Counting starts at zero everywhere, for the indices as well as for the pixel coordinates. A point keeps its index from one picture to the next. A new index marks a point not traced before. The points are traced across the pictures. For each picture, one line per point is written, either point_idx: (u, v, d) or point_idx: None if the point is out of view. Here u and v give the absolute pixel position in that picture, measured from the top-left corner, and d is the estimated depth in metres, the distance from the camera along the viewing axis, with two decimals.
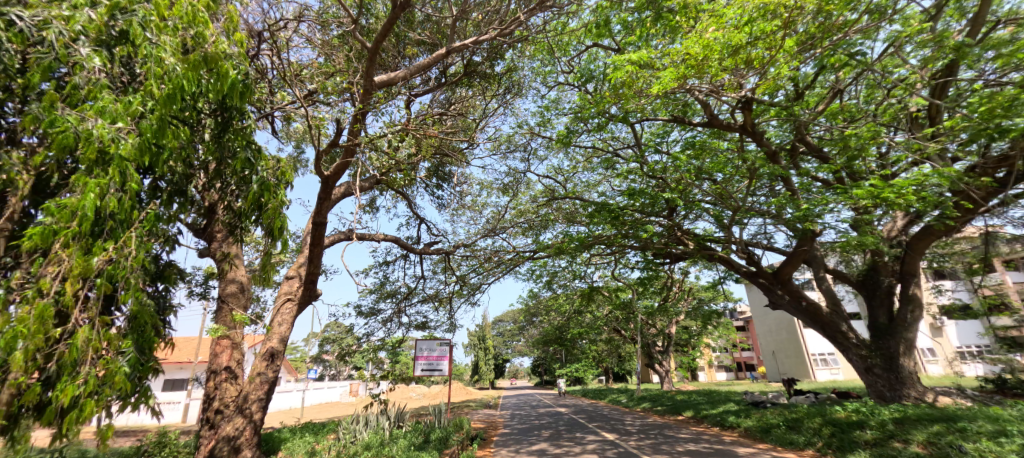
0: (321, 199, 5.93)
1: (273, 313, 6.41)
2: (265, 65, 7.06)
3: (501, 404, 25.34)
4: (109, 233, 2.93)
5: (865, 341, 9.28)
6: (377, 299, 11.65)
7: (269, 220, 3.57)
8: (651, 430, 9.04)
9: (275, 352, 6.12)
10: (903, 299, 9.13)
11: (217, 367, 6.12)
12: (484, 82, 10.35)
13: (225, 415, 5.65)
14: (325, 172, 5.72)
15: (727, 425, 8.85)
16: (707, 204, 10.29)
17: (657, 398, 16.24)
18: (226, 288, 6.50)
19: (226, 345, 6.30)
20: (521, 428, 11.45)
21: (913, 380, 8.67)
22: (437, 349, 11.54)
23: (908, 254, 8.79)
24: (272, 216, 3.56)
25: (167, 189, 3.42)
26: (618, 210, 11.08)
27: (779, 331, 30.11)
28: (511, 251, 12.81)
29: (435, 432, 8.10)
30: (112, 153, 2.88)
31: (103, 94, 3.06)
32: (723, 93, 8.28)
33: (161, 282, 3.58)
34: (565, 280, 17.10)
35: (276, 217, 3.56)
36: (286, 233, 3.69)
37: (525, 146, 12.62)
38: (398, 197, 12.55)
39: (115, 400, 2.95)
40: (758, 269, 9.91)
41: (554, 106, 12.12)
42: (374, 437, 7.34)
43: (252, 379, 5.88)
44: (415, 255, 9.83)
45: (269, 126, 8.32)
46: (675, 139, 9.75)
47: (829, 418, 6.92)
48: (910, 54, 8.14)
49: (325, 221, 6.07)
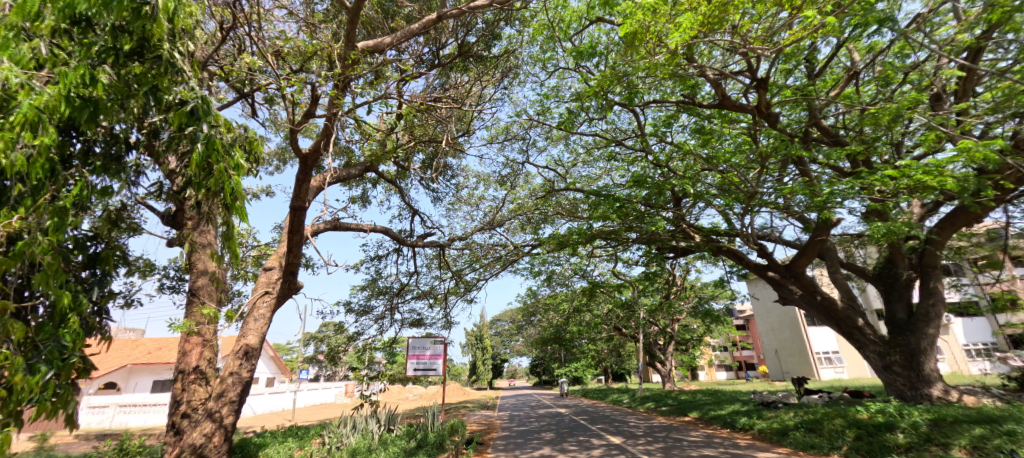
0: (300, 181, 5.40)
1: (250, 307, 5.86)
2: (243, 40, 6.56)
3: (499, 405, 24.81)
4: (21, 203, 2.38)
5: (883, 337, 8.81)
6: (369, 296, 11.13)
7: (217, 186, 2.62)
8: (658, 432, 8.52)
9: (249, 351, 5.58)
10: (924, 292, 8.63)
11: (185, 368, 5.55)
12: (480, 67, 9.85)
13: (192, 419, 5.11)
14: (304, 151, 5.21)
15: (738, 427, 8.35)
16: (714, 194, 9.82)
17: (661, 398, 15.78)
18: (196, 282, 5.93)
19: (196, 343, 5.72)
20: (520, 431, 10.89)
21: (936, 379, 8.19)
22: (431, 348, 10.98)
23: (929, 245, 8.29)
24: (220, 183, 2.66)
25: (103, 156, 2.87)
26: (622, 202, 10.60)
27: (782, 330, 29.67)
28: (510, 247, 12.26)
29: (429, 436, 7.53)
30: (20, 100, 2.30)
31: (10, 31, 2.47)
32: (732, 74, 7.85)
33: (97, 267, 3.03)
34: (565, 277, 16.62)
35: (225, 181, 2.61)
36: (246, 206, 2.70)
37: (523, 137, 12.11)
38: (391, 189, 12.04)
39: (26, 405, 2.38)
40: (769, 262, 9.45)
41: (554, 94, 11.65)
42: (362, 442, 6.78)
43: (223, 380, 5.35)
44: (407, 247, 9.30)
45: (251, 110, 7.81)
46: (683, 125, 9.24)
47: (853, 420, 6.41)
48: (930, 31, 7.70)
49: (306, 206, 5.55)
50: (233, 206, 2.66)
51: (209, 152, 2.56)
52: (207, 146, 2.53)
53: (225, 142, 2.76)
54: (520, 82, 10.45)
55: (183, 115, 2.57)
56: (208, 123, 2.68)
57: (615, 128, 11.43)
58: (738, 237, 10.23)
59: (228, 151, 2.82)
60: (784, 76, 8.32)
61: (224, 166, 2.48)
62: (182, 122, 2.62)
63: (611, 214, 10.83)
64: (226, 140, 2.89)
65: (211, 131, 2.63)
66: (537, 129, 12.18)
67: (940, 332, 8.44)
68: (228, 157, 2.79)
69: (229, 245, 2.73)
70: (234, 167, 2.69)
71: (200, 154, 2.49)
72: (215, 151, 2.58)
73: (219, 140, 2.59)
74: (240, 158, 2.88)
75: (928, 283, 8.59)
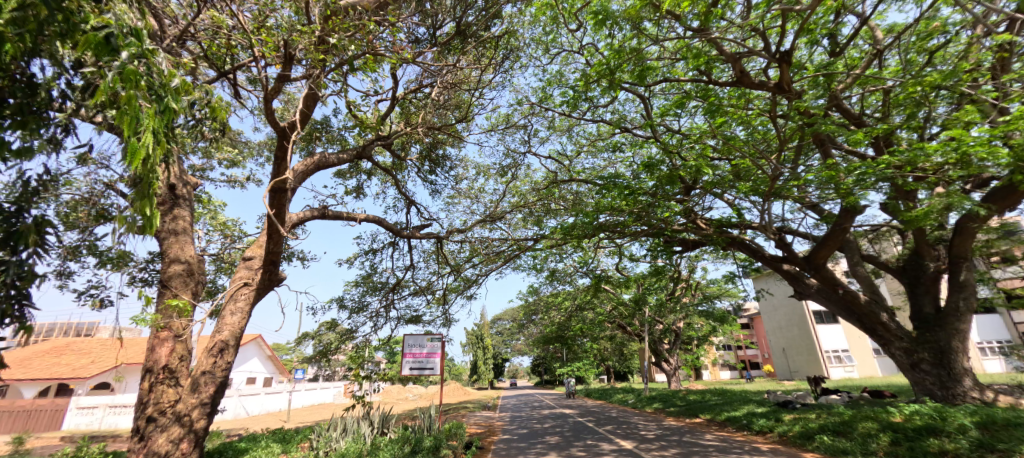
0: (278, 158, 4.92)
1: (226, 300, 5.34)
2: (223, 12, 6.08)
3: (500, 406, 24.20)
4: None
5: (908, 333, 8.29)
6: (364, 292, 10.61)
7: (126, 123, 2.29)
8: (670, 435, 7.98)
9: (225, 348, 5.06)
10: (954, 286, 8.08)
11: (153, 366, 4.92)
12: (479, 48, 9.28)
13: (158, 424, 4.56)
14: (283, 125, 4.73)
15: (756, 430, 7.80)
16: (726, 184, 9.32)
17: (669, 398, 15.21)
18: (168, 270, 5.38)
19: (167, 338, 5.06)
20: (523, 434, 10.36)
21: (968, 378, 7.63)
22: (427, 346, 10.39)
23: (960, 235, 7.75)
24: (134, 119, 2.35)
25: (20, 108, 2.43)
26: (631, 189, 10.01)
27: (789, 328, 29.14)
28: (511, 240, 11.74)
29: (426, 440, 7.01)
30: None
31: None
32: (749, 52, 7.34)
33: (15, 244, 2.52)
34: (568, 273, 16.12)
35: (135, 114, 2.29)
36: (159, 151, 2.34)
37: (524, 127, 11.62)
38: (387, 181, 11.56)
39: None
40: (788, 254, 8.91)
41: (557, 81, 11.14)
42: (353, 447, 6.26)
43: (195, 379, 4.81)
44: (403, 239, 8.78)
45: (235, 91, 7.34)
46: (693, 108, 8.73)
47: (886, 422, 5.89)
48: (961, 4, 7.20)
49: (286, 187, 5.04)
50: (143, 148, 2.28)
51: (122, 81, 2.27)
52: (120, 74, 2.25)
53: (152, 82, 2.53)
54: (521, 66, 9.97)
55: (95, 42, 2.29)
56: (129, 55, 2.38)
57: (621, 116, 10.95)
58: (754, 228, 9.70)
59: (155, 91, 2.55)
60: (802, 55, 7.85)
61: (132, 97, 2.18)
62: (97, 52, 2.35)
63: (618, 205, 10.32)
64: (155, 82, 2.56)
65: (130, 61, 2.35)
66: (538, 118, 11.71)
67: (971, 328, 7.88)
68: (155, 98, 2.56)
69: (145, 198, 2.38)
70: (152, 105, 2.43)
71: (110, 81, 2.21)
72: (128, 81, 2.30)
73: (135, 70, 2.31)
74: (171, 102, 2.60)
75: (958, 276, 8.05)
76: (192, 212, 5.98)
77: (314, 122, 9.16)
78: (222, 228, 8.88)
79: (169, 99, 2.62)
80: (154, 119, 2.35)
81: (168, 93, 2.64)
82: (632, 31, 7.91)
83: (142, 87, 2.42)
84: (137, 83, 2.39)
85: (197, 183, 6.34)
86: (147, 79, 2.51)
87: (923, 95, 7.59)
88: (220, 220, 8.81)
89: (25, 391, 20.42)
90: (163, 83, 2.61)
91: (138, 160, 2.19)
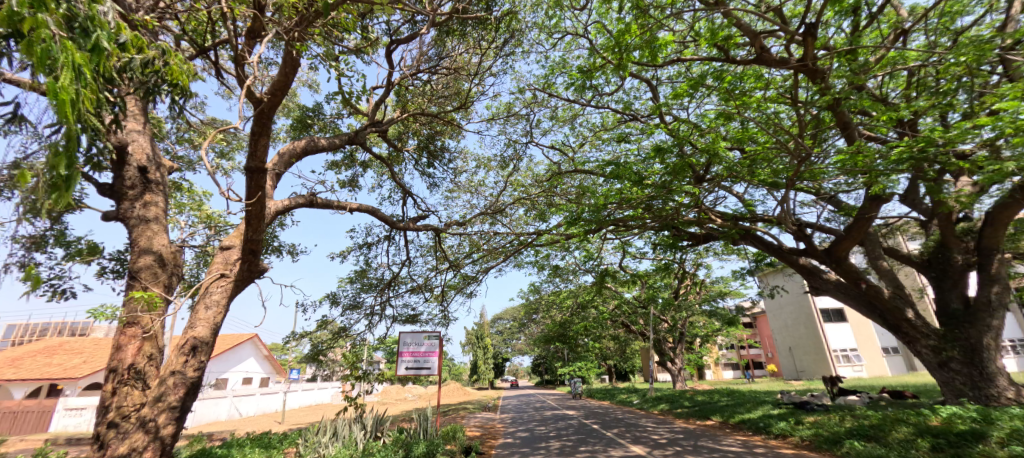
0: (256, 134, 4.30)
1: (201, 295, 4.86)
2: None
3: (501, 406, 23.64)
4: None
5: (935, 330, 7.82)
6: (358, 289, 10.11)
7: (38, 55, 1.85)
8: (684, 440, 7.49)
9: (197, 346, 4.57)
10: (984, 280, 7.60)
11: (118, 366, 4.40)
12: (479, 30, 8.75)
13: (120, 430, 4.07)
14: (259, 96, 4.14)
15: (775, 433, 7.33)
16: (738, 174, 8.81)
17: (676, 399, 14.69)
18: (137, 261, 4.88)
19: (135, 335, 4.58)
20: (525, 437, 9.80)
21: (1002, 378, 7.15)
22: (424, 344, 9.87)
23: (992, 226, 7.26)
24: (47, 53, 1.90)
25: None
26: (640, 176, 9.47)
27: (795, 327, 28.70)
28: (512, 235, 11.23)
29: (421, 445, 6.51)
30: None
31: None
32: (769, 29, 6.83)
33: None
34: (571, 269, 15.63)
35: (47, 44, 1.84)
36: (81, 89, 1.89)
37: (525, 117, 11.14)
38: (383, 173, 11.06)
39: None
40: (807, 246, 8.44)
41: (561, 67, 10.62)
42: (341, 453, 5.75)
43: (162, 381, 4.32)
44: (399, 231, 8.27)
45: (216, 71, 6.82)
46: (706, 92, 8.22)
47: (923, 427, 5.43)
48: None
49: (265, 167, 4.46)
50: (57, 87, 1.81)
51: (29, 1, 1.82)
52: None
53: (74, 12, 2.11)
54: (523, 52, 9.48)
55: None
56: None
57: (627, 105, 10.45)
58: (769, 220, 9.20)
59: (79, 24, 2.14)
60: (824, 33, 7.32)
61: (40, 21, 1.72)
62: None
63: (626, 197, 9.81)
64: (80, 13, 2.14)
65: None
66: (540, 108, 11.22)
67: (1004, 325, 7.40)
68: (81, 34, 2.15)
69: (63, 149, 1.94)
70: (75, 37, 1.99)
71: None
72: (39, 4, 1.86)
73: None
74: (102, 40, 2.18)
75: (989, 269, 7.56)
76: (166, 198, 5.49)
77: (305, 109, 8.69)
78: (208, 221, 8.41)
79: (98, 34, 2.18)
80: (76, 51, 1.90)
81: (96, 27, 2.21)
82: (642, 7, 7.38)
83: (58, 13, 2.00)
84: (51, 8, 1.95)
85: (173, 167, 5.85)
86: (66, 7, 2.08)
87: (955, 76, 7.06)
88: (206, 212, 8.35)
89: (15, 393, 19.96)
90: (89, 14, 2.18)
91: (59, 103, 1.73)
